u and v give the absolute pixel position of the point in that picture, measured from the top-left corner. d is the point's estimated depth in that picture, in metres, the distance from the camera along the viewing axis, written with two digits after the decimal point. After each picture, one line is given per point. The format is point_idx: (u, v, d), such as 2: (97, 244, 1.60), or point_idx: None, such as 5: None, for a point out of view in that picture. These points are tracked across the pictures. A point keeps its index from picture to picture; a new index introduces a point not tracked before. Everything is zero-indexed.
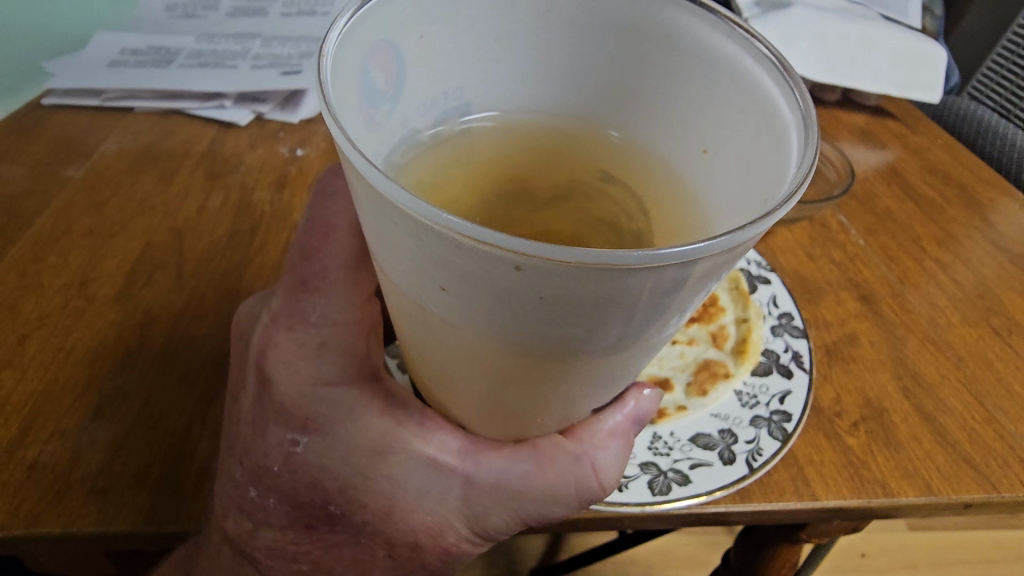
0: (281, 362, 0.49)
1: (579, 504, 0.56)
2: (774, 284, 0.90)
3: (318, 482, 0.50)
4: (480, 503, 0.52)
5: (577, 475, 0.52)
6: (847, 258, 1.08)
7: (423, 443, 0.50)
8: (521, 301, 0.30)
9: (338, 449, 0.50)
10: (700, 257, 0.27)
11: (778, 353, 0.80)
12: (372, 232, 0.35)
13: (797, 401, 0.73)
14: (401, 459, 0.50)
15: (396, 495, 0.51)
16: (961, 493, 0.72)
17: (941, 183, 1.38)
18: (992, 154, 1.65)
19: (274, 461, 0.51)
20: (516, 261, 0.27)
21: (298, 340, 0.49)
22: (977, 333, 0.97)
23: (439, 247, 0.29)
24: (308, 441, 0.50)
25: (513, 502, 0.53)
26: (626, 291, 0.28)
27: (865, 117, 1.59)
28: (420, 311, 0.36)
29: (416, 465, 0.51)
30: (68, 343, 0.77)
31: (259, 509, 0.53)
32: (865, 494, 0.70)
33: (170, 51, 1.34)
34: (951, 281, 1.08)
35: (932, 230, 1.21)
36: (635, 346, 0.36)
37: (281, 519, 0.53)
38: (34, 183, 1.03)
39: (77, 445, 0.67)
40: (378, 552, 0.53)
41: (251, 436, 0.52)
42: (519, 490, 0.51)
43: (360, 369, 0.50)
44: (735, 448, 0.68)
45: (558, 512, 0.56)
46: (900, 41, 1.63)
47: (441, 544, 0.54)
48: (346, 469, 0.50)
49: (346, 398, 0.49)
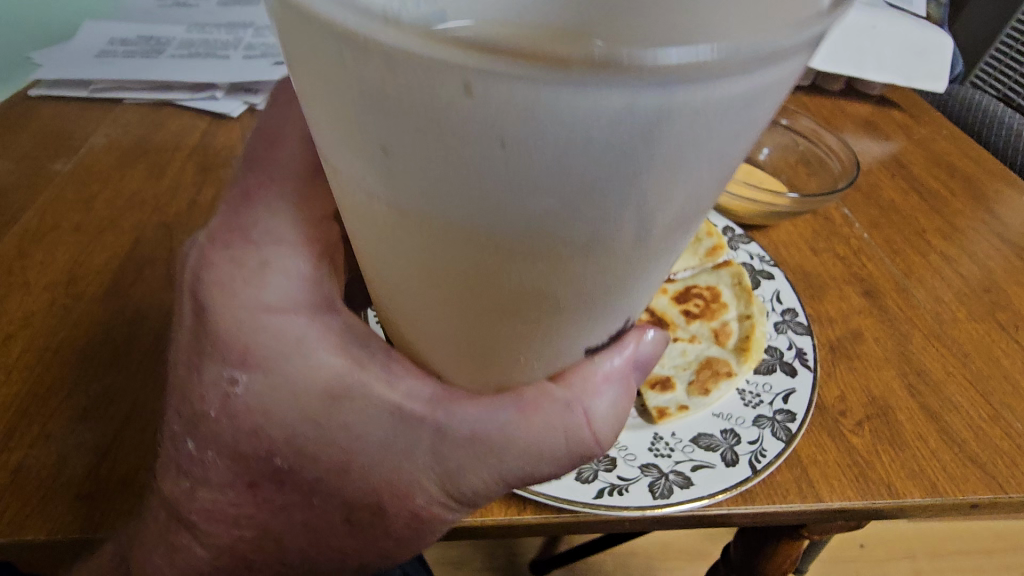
0: (214, 282, 0.42)
1: (570, 461, 0.48)
2: (778, 279, 0.88)
3: (262, 430, 0.41)
4: (454, 458, 0.44)
5: (569, 426, 0.45)
6: (851, 252, 1.06)
7: (387, 388, 0.41)
8: (482, 157, 0.22)
9: (283, 389, 0.40)
10: (731, 75, 0.19)
11: (781, 351, 0.78)
12: (305, 98, 0.27)
13: (801, 400, 0.71)
14: (361, 405, 0.41)
15: (354, 445, 0.42)
16: (967, 493, 0.71)
17: (946, 174, 1.36)
18: (997, 145, 1.63)
19: (210, 405, 0.41)
20: (465, 71, 0.19)
21: (234, 258, 0.42)
22: (984, 329, 0.96)
23: (367, 74, 0.21)
24: (248, 379, 0.40)
25: (495, 458, 0.45)
26: (624, 139, 0.20)
27: (868, 108, 1.57)
28: (365, 203, 0.28)
29: (379, 415, 0.42)
30: (54, 343, 0.75)
31: (192, 474, 0.44)
32: (870, 495, 0.69)
33: (161, 41, 1.32)
34: (957, 275, 1.06)
35: (937, 223, 1.19)
36: (639, 253, 0.28)
37: (222, 474, 0.43)
38: (20, 177, 1.01)
39: (64, 448, 0.66)
40: (334, 516, 0.45)
41: (184, 376, 0.43)
42: (499, 443, 0.43)
43: (312, 296, 0.43)
44: (737, 449, 0.66)
45: (548, 470, 0.48)
46: (908, 30, 1.59)
47: (407, 506, 0.45)
48: (294, 415, 0.41)
49: (294, 327, 0.41)
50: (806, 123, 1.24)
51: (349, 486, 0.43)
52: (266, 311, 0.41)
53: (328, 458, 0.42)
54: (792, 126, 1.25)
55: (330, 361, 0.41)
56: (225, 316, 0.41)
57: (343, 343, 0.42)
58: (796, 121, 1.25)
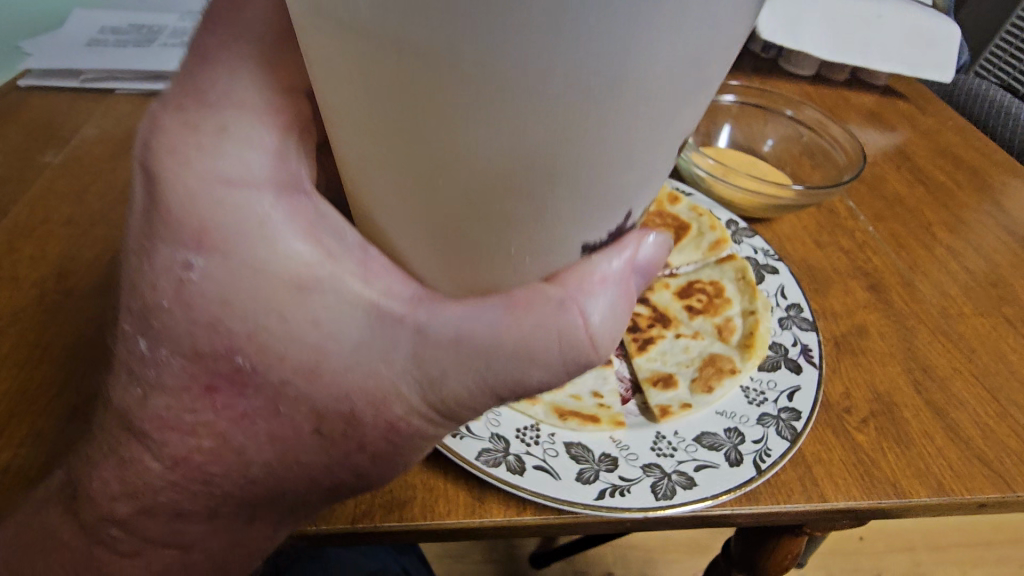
0: (164, 148, 0.32)
1: (566, 371, 0.41)
2: (782, 273, 0.86)
3: (222, 324, 0.34)
4: (436, 362, 0.37)
5: (567, 327, 0.37)
6: (856, 245, 1.05)
7: (362, 281, 0.34)
8: None
9: (244, 276, 0.33)
10: None
11: (786, 347, 0.76)
12: None
13: (806, 398, 0.70)
14: (334, 301, 0.35)
15: (326, 346, 0.35)
16: (974, 492, 0.70)
17: (951, 166, 1.34)
18: (1003, 136, 1.61)
19: (163, 294, 0.34)
20: None
21: (184, 118, 0.32)
22: (990, 323, 0.94)
23: None
24: (205, 263, 0.33)
25: (479, 363, 0.37)
26: None
27: (872, 99, 1.55)
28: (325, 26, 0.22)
29: (352, 312, 0.35)
30: (43, 339, 0.74)
31: (136, 376, 0.36)
32: (876, 495, 0.68)
33: (153, 30, 1.29)
34: (962, 269, 1.05)
35: (942, 215, 1.17)
36: (667, 89, 0.21)
37: (179, 377, 0.36)
38: (10, 169, 0.99)
39: (54, 448, 0.64)
40: (303, 427, 0.37)
41: (132, 266, 0.34)
42: (486, 347, 0.36)
43: (281, 172, 0.34)
44: (742, 448, 0.65)
45: (542, 379, 0.41)
46: (915, 18, 1.56)
47: (388, 415, 0.39)
48: (257, 310, 0.34)
49: (257, 209, 0.33)
50: (810, 114, 1.21)
51: (322, 392, 0.36)
52: (221, 184, 0.32)
53: (298, 360, 0.35)
54: (796, 117, 1.22)
55: (298, 247, 0.34)
56: (175, 186, 0.32)
57: (312, 229, 0.34)
58: (801, 112, 1.22)
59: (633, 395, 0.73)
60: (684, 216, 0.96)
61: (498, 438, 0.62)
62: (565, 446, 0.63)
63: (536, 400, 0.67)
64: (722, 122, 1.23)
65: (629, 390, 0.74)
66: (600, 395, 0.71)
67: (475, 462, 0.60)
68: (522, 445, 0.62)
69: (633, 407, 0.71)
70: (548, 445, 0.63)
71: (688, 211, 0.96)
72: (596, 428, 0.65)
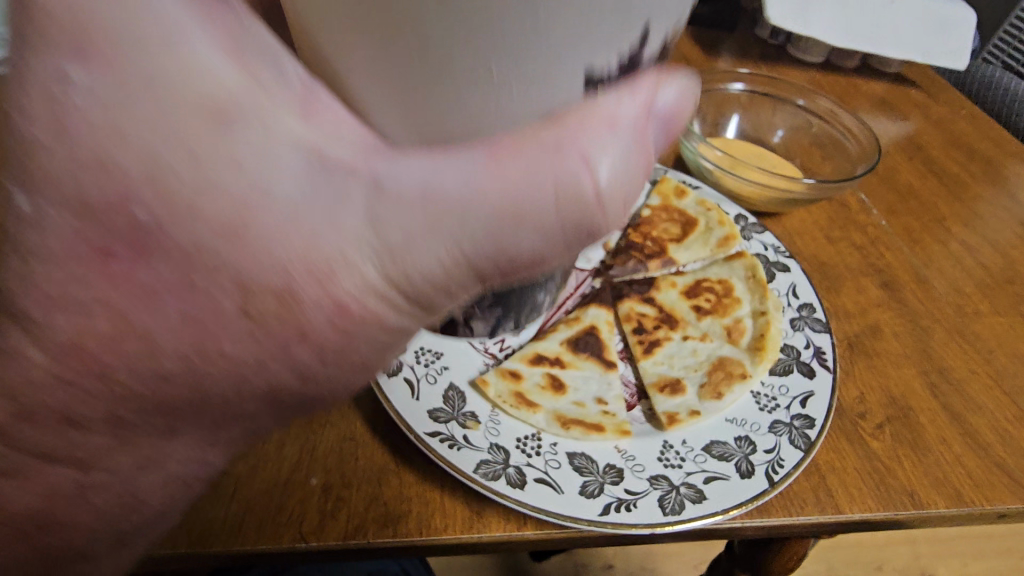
0: None
1: (552, 240, 0.37)
2: (794, 272, 0.83)
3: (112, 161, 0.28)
4: (392, 221, 0.33)
5: (553, 176, 0.34)
6: (868, 241, 1.01)
7: (305, 119, 0.31)
8: None
9: (144, 99, 0.28)
10: None
11: (798, 350, 0.73)
12: None
13: (819, 404, 0.67)
14: (269, 139, 0.31)
15: (256, 198, 0.31)
16: (994, 502, 0.67)
17: (966, 156, 1.30)
18: (1016, 126, 1.56)
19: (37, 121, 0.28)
20: None
21: None
22: (1007, 322, 0.91)
23: None
24: (88, 77, 0.27)
25: (446, 223, 0.34)
26: None
27: (883, 86, 1.50)
28: None
29: (290, 156, 0.31)
30: None
31: (8, 240, 0.29)
32: (892, 506, 0.65)
33: None
34: (978, 265, 1.01)
35: (956, 208, 1.14)
36: None
37: (66, 241, 0.29)
38: None
39: None
40: (226, 304, 0.32)
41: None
42: (456, 201, 0.33)
43: None
44: (753, 459, 0.62)
45: (522, 247, 0.37)
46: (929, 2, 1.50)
47: (336, 293, 0.34)
48: (166, 142, 0.29)
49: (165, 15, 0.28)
50: (823, 103, 1.17)
51: (250, 255, 0.31)
52: None
53: (216, 211, 0.30)
54: (809, 106, 1.18)
55: (222, 70, 0.29)
56: None
57: (237, 50, 0.30)
58: (813, 101, 1.18)
59: (639, 400, 0.69)
60: (692, 211, 0.91)
61: (497, 449, 0.59)
62: (568, 458, 0.60)
63: (537, 408, 0.64)
64: (730, 111, 1.19)
65: (634, 395, 0.70)
66: (604, 401, 0.67)
67: (473, 476, 0.56)
68: (523, 456, 0.59)
69: (639, 413, 0.67)
70: (550, 456, 0.60)
71: (696, 206, 0.91)
72: (600, 438, 0.62)
